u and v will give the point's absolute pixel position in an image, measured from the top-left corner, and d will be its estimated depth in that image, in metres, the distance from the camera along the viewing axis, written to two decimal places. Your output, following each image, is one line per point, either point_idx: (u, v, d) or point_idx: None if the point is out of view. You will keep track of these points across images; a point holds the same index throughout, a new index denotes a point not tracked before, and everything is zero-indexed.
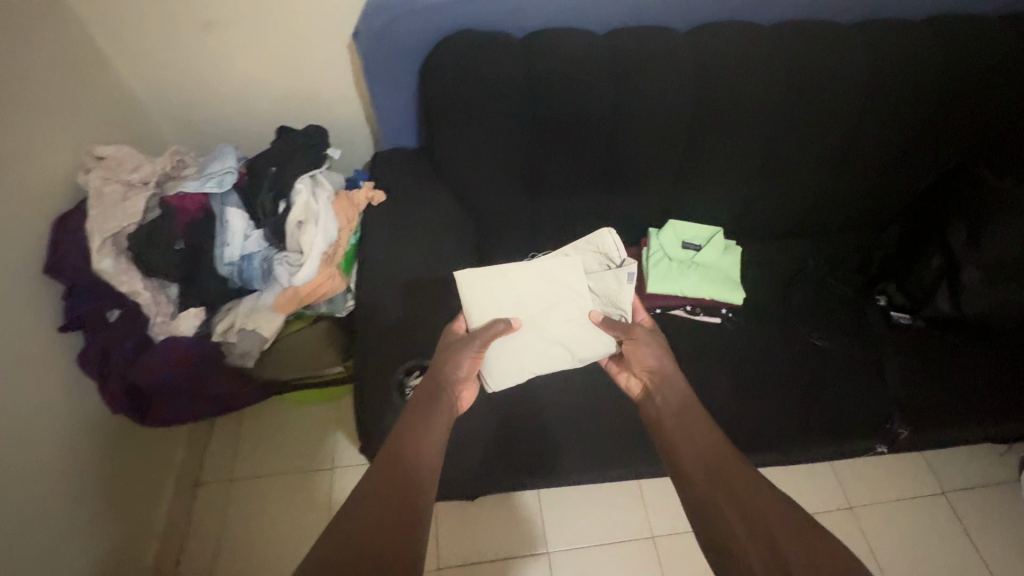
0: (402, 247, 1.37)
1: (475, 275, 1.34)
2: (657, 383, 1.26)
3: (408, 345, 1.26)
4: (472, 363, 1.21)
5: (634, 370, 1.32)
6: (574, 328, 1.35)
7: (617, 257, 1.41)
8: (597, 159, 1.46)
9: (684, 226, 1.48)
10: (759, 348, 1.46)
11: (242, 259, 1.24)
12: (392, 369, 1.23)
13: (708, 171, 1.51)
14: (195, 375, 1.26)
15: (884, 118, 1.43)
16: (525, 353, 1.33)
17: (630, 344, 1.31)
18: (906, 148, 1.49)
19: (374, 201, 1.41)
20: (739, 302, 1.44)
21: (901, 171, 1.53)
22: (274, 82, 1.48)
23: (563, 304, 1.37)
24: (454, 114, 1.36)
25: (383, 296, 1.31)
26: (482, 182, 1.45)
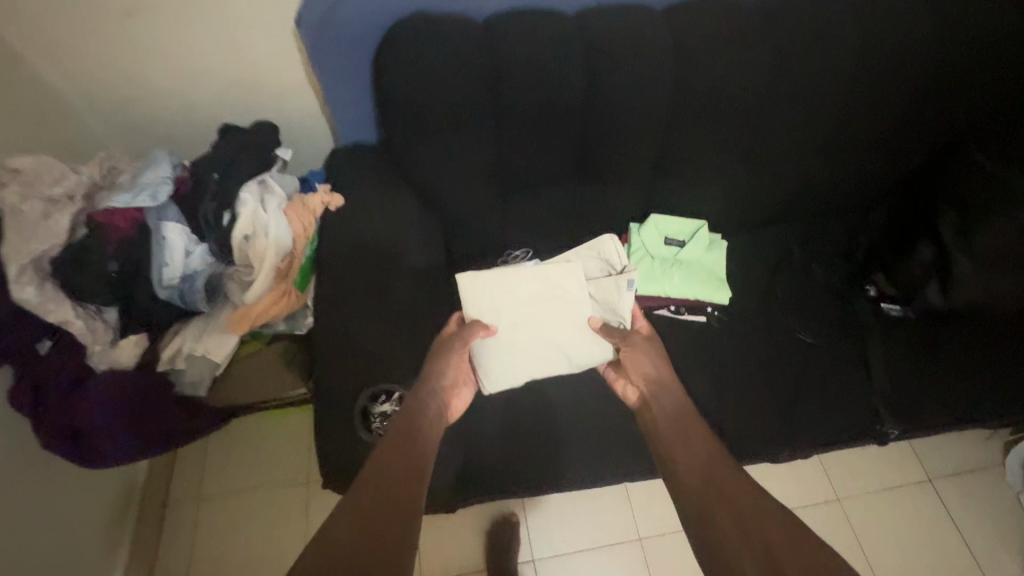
0: (364, 254, 1.27)
1: (476, 280, 1.30)
2: (652, 392, 1.21)
3: (378, 363, 1.18)
4: (457, 367, 1.18)
5: (631, 379, 1.27)
6: (573, 335, 1.31)
7: (620, 265, 1.35)
8: (573, 151, 1.35)
9: (666, 221, 1.40)
10: (749, 346, 1.38)
11: (183, 281, 1.13)
12: (360, 392, 1.15)
13: (692, 159, 1.41)
14: (138, 411, 1.13)
15: (874, 99, 1.34)
16: (517, 358, 1.29)
17: (626, 351, 1.26)
18: (896, 129, 1.40)
19: (330, 206, 1.30)
20: (725, 302, 1.36)
21: (891, 152, 1.44)
22: (214, 75, 1.34)
23: (559, 313, 1.32)
24: (414, 108, 1.24)
25: (347, 309, 1.21)
26: (449, 181, 1.34)
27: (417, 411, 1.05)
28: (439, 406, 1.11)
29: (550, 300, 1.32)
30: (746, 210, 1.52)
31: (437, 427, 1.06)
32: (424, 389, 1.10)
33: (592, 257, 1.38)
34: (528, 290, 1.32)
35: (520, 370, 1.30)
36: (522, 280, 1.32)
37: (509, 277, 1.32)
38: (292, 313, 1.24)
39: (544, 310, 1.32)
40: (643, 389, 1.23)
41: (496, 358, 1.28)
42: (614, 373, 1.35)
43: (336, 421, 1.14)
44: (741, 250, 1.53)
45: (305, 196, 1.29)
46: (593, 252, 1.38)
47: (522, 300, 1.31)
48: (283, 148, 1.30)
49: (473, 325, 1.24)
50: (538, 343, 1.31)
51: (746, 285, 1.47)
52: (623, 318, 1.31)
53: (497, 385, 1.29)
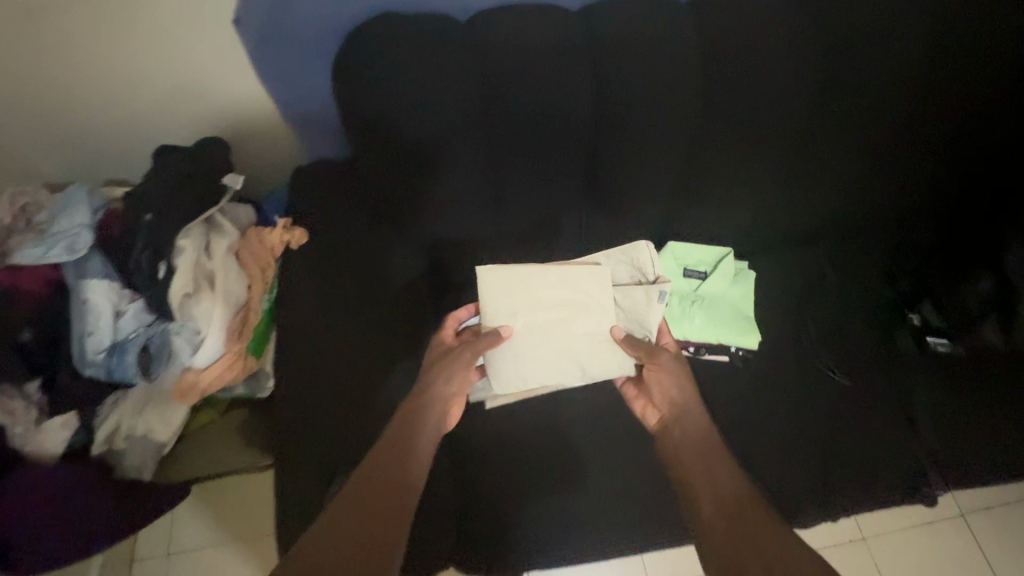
0: (332, 301, 1.07)
1: (494, 275, 1.08)
2: (671, 416, 1.03)
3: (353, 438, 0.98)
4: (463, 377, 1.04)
5: (652, 399, 1.07)
6: (590, 347, 1.08)
7: (652, 272, 1.15)
8: (579, 170, 1.14)
9: (686, 249, 1.22)
10: (781, 391, 1.21)
11: (111, 354, 0.95)
12: (331, 477, 0.96)
13: (719, 175, 1.20)
14: (67, 518, 0.92)
15: (930, 105, 1.16)
16: (525, 371, 1.08)
17: (652, 369, 1.06)
18: (957, 141, 1.21)
19: (293, 244, 1.09)
20: (754, 346, 1.18)
21: (950, 168, 1.25)
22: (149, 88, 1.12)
23: (578, 321, 1.09)
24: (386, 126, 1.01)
25: (311, 370, 1.02)
26: (433, 209, 1.12)
27: (418, 422, 0.96)
28: (440, 415, 1.00)
29: (564, 304, 1.09)
30: (778, 228, 1.33)
31: (432, 434, 0.96)
32: (424, 396, 0.99)
33: (625, 262, 1.17)
34: (538, 290, 1.09)
35: (529, 376, 1.08)
36: (535, 281, 1.09)
37: (518, 278, 1.09)
38: (251, 374, 1.08)
39: (558, 311, 1.08)
40: (663, 412, 1.05)
41: (504, 369, 1.07)
42: (635, 391, 1.12)
43: (292, 504, 0.94)
44: (770, 276, 1.35)
45: (262, 230, 1.09)
46: (626, 257, 1.17)
47: (530, 301, 1.08)
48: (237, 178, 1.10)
49: (488, 335, 1.03)
50: (547, 347, 1.08)
51: (776, 320, 1.30)
52: (649, 328, 1.11)
53: (506, 385, 1.07)
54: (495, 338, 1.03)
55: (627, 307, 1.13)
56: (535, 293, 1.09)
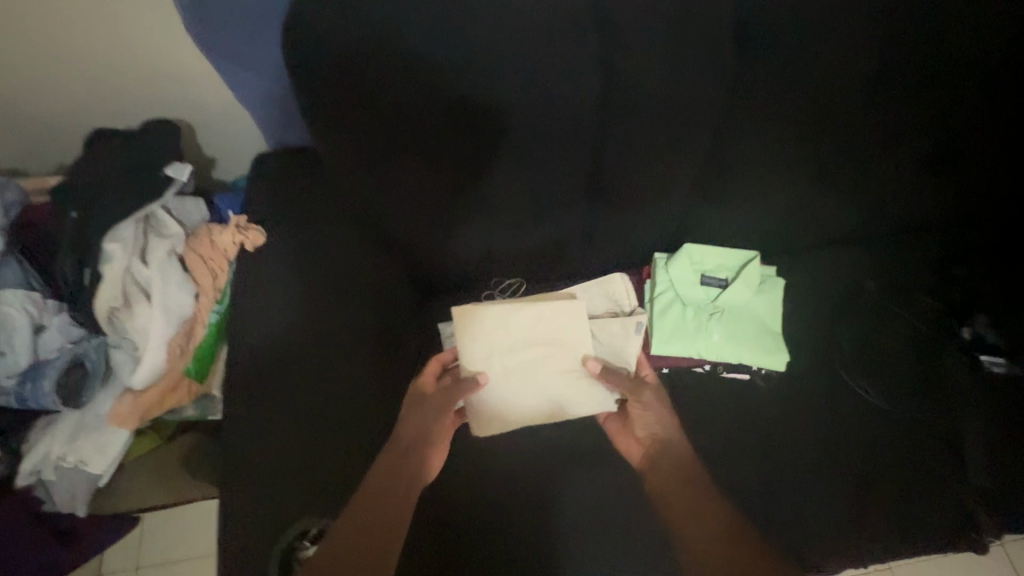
0: (289, 312, 0.91)
1: (473, 316, 0.99)
2: (656, 454, 0.94)
3: (307, 476, 0.83)
4: (444, 423, 0.93)
5: (635, 435, 0.98)
6: (567, 384, 1.00)
7: (628, 305, 1.08)
8: (581, 162, 0.97)
9: (704, 253, 1.06)
10: (807, 416, 1.07)
11: (27, 376, 0.84)
12: (279, 530, 0.79)
13: (741, 168, 1.04)
14: None
15: (977, 81, 1.01)
16: (503, 410, 0.99)
17: (636, 407, 0.97)
18: (1004, 128, 1.07)
19: (247, 245, 0.94)
20: (782, 367, 1.01)
21: (995, 159, 1.11)
22: (97, 62, 1.00)
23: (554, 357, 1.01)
24: (341, 102, 0.85)
25: (260, 395, 0.87)
26: (408, 208, 0.96)
27: (399, 471, 0.84)
28: (422, 464, 0.88)
29: (543, 345, 1.01)
30: (807, 228, 1.16)
31: (411, 486, 0.84)
32: (407, 447, 0.87)
33: (599, 295, 1.10)
34: (518, 331, 1.00)
35: (511, 416, 0.99)
36: (515, 321, 1.01)
37: (496, 319, 1.00)
38: (201, 398, 0.97)
39: (538, 351, 1.01)
40: (648, 449, 0.95)
41: (487, 412, 0.98)
42: (618, 427, 1.01)
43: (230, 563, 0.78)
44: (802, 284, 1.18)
45: (213, 228, 0.94)
46: (601, 290, 1.10)
47: (509, 342, 1.00)
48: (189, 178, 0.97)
49: (465, 384, 0.95)
50: (528, 387, 1.00)
51: (803, 334, 1.14)
52: (629, 362, 1.02)
53: (488, 429, 0.97)
54: (471, 386, 0.95)
55: (605, 340, 1.04)
56: (514, 334, 1.00)
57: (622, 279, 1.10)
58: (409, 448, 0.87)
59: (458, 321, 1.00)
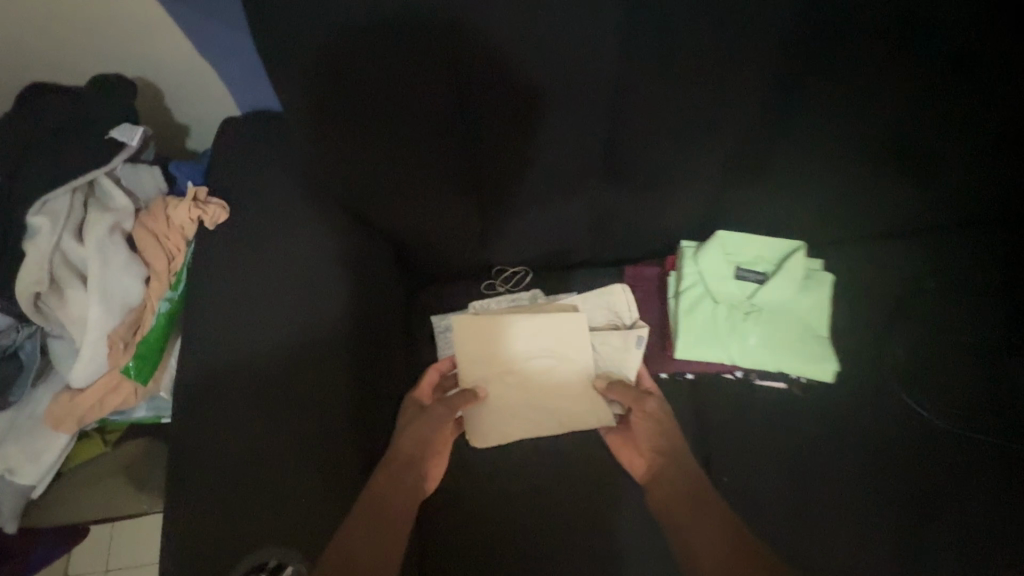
0: (250, 303, 0.78)
1: (471, 326, 0.93)
2: (658, 469, 0.84)
3: (260, 497, 0.70)
4: (442, 438, 0.86)
5: (640, 447, 0.88)
6: (566, 398, 0.93)
7: (629, 317, 0.98)
8: (597, 132, 0.82)
9: (740, 242, 0.91)
10: (855, 435, 0.91)
11: None
12: (226, 560, 0.67)
13: (785, 145, 0.88)
14: None
15: None
16: (502, 424, 0.92)
17: (638, 417, 0.89)
18: None
19: (206, 222, 0.81)
20: (829, 378, 0.86)
21: None
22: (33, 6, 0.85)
23: (556, 371, 0.94)
24: (297, 46, 0.67)
25: (212, 403, 0.74)
26: (393, 182, 0.82)
27: (393, 491, 0.75)
28: (416, 483, 0.80)
29: (545, 357, 0.94)
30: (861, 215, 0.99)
31: (403, 506, 0.75)
32: (405, 461, 0.78)
33: (599, 305, 0.98)
34: (519, 342, 0.95)
35: (516, 425, 0.92)
36: (516, 331, 0.94)
37: (498, 328, 0.94)
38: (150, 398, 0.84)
39: (542, 363, 0.94)
40: (653, 464, 0.85)
41: (486, 424, 0.91)
42: (619, 441, 0.91)
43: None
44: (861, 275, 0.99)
45: (168, 203, 0.81)
46: (601, 300, 0.98)
47: (512, 352, 0.94)
48: (148, 147, 0.85)
49: (462, 395, 0.89)
50: (530, 399, 0.93)
51: (849, 335, 0.99)
52: (628, 375, 0.94)
53: (488, 441, 0.91)
54: (469, 399, 0.89)
55: (605, 355, 0.96)
56: (515, 346, 0.94)
57: (623, 290, 0.98)
58: (401, 466, 0.78)
59: (457, 331, 0.94)
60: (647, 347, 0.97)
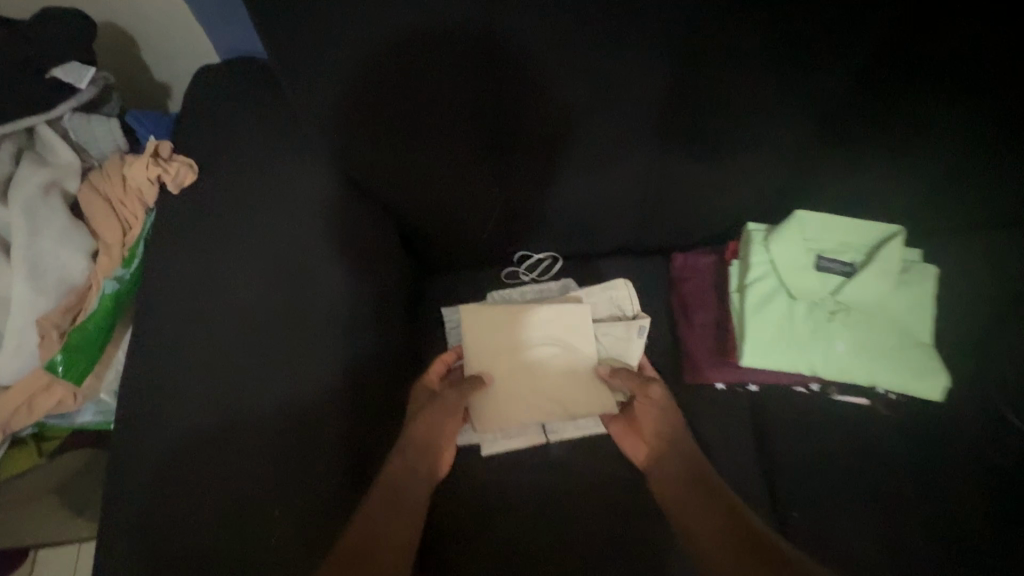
0: (216, 284, 0.63)
1: (482, 314, 0.79)
2: (666, 457, 0.72)
3: (209, 533, 0.54)
4: (450, 431, 0.74)
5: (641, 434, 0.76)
6: (575, 392, 0.79)
7: (631, 309, 0.84)
8: (653, 81, 0.64)
9: (821, 226, 0.75)
10: (961, 475, 0.73)
11: None
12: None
13: (901, 105, 0.67)
14: None
15: None
16: (507, 422, 0.77)
17: (642, 406, 0.76)
18: None
19: (168, 185, 0.66)
20: (937, 399, 0.69)
21: None
22: None
23: (568, 361, 0.80)
24: None
25: (158, 409, 0.58)
26: (401, 141, 0.66)
27: (401, 493, 0.64)
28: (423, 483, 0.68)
29: (551, 346, 0.80)
30: (991, 199, 0.76)
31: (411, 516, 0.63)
32: (418, 451, 0.69)
33: (602, 299, 0.84)
34: (523, 328, 0.80)
35: (516, 422, 0.77)
36: (521, 315, 0.80)
37: (507, 312, 0.79)
38: (97, 401, 0.70)
39: (546, 351, 0.79)
40: (657, 452, 0.73)
41: (491, 420, 0.77)
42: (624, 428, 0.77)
43: None
44: (969, 275, 0.79)
45: (124, 162, 0.66)
46: (603, 292, 0.84)
47: (515, 339, 0.79)
48: (112, 99, 0.72)
49: (469, 382, 0.76)
50: (534, 393, 0.78)
51: (954, 347, 0.79)
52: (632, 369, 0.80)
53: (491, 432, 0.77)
54: (471, 389, 0.76)
55: (605, 349, 0.82)
56: (516, 332, 0.79)
57: (625, 287, 0.84)
58: (406, 467, 0.66)
59: (466, 319, 0.79)
60: (702, 351, 0.79)
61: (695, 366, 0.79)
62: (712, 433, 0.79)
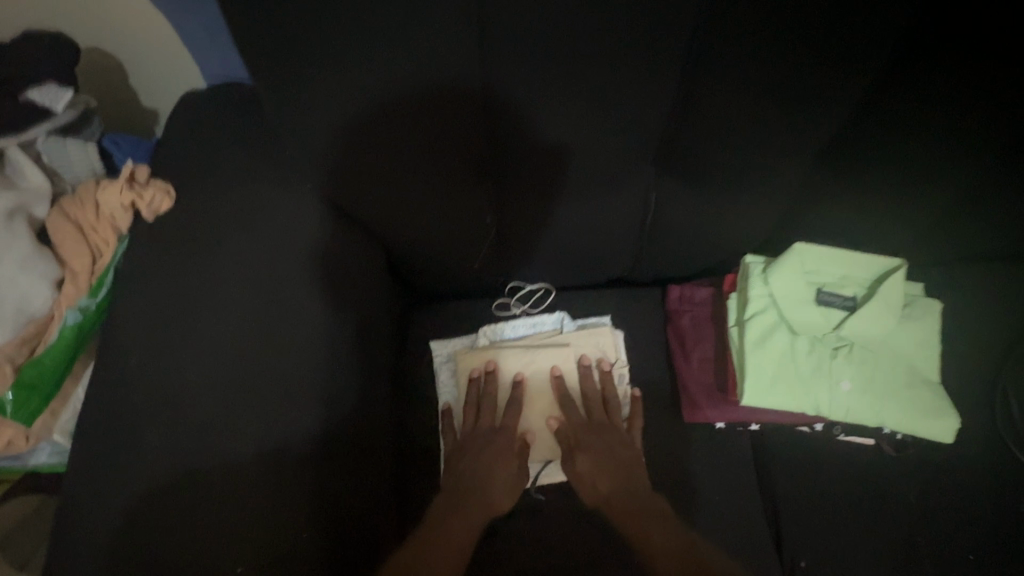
0: (188, 315, 0.59)
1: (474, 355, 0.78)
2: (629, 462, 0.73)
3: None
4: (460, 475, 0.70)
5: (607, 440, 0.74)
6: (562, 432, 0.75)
7: (615, 355, 0.80)
8: (651, 111, 0.62)
9: (823, 259, 0.72)
10: (964, 521, 0.70)
11: None
12: None
13: (902, 135, 0.66)
14: None
15: None
16: (495, 461, 0.72)
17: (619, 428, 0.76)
18: None
19: (142, 212, 0.63)
20: (945, 438, 0.66)
21: None
22: None
23: (551, 403, 0.77)
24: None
25: (119, 451, 0.54)
26: (389, 172, 0.64)
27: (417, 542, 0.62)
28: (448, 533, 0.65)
29: (538, 379, 0.78)
30: (986, 236, 0.75)
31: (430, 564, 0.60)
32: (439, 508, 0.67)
33: (587, 345, 0.80)
34: (506, 369, 0.78)
35: (504, 461, 0.72)
36: (504, 354, 0.78)
37: (495, 353, 0.78)
38: (52, 442, 0.65)
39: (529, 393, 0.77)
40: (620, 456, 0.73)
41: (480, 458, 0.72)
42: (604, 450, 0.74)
43: None
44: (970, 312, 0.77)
45: (97, 187, 0.64)
46: (590, 338, 0.81)
47: (500, 379, 0.77)
48: (92, 125, 0.70)
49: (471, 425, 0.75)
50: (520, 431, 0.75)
51: (963, 383, 0.76)
52: (619, 411, 0.77)
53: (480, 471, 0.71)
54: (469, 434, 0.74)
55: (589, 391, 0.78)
56: (500, 373, 0.77)
57: (613, 332, 0.81)
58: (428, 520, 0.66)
59: (462, 357, 0.79)
60: (701, 388, 0.76)
61: (693, 403, 0.75)
62: (712, 475, 0.75)
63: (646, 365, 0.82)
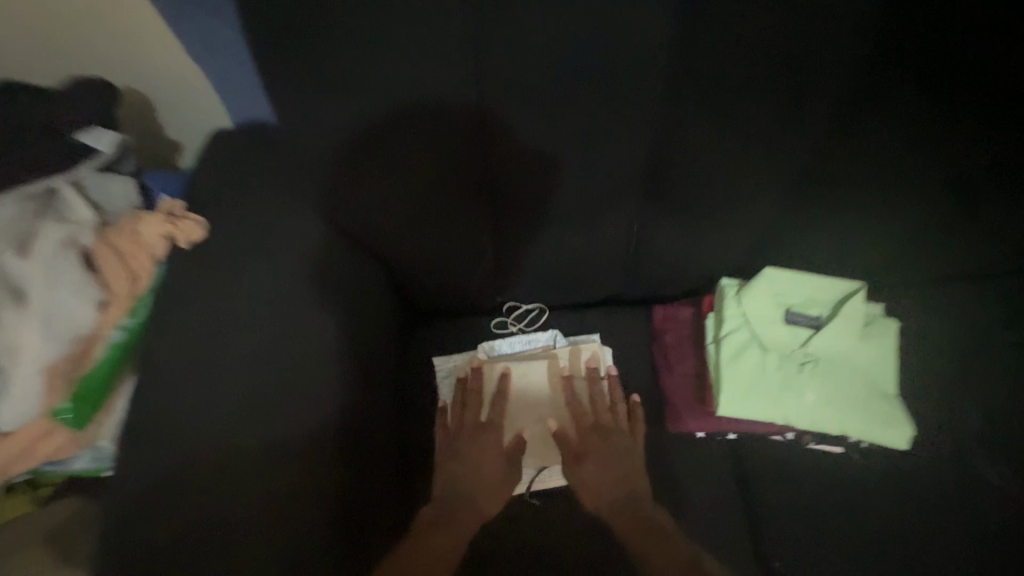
0: (219, 333, 0.66)
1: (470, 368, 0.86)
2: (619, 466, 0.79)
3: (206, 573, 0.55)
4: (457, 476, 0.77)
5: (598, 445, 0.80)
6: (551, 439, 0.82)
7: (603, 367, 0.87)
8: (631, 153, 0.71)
9: (790, 282, 0.80)
10: (921, 519, 0.76)
11: None
12: None
13: (853, 172, 0.75)
14: None
15: None
16: (487, 465, 0.78)
17: (607, 433, 0.82)
18: None
19: (180, 241, 0.71)
20: (900, 445, 0.73)
21: None
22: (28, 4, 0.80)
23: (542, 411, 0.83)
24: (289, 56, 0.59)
25: (159, 455, 0.60)
26: (400, 206, 0.73)
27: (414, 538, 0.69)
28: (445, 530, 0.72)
29: (529, 389, 0.84)
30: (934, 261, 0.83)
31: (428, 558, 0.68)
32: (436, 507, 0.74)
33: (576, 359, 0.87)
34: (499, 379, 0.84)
35: (496, 464, 0.78)
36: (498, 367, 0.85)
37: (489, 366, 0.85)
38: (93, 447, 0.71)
39: (521, 402, 0.84)
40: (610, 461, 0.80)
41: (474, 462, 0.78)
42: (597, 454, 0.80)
43: None
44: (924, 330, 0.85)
45: (139, 218, 0.71)
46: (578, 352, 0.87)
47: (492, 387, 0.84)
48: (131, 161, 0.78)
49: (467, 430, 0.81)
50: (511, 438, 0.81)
51: (920, 394, 0.83)
52: (606, 418, 0.83)
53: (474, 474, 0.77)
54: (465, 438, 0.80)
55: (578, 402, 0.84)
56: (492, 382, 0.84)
57: (601, 348, 0.88)
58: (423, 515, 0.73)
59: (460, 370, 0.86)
60: (682, 400, 0.83)
61: (675, 413, 0.82)
62: (695, 480, 0.81)
63: (633, 378, 0.89)
